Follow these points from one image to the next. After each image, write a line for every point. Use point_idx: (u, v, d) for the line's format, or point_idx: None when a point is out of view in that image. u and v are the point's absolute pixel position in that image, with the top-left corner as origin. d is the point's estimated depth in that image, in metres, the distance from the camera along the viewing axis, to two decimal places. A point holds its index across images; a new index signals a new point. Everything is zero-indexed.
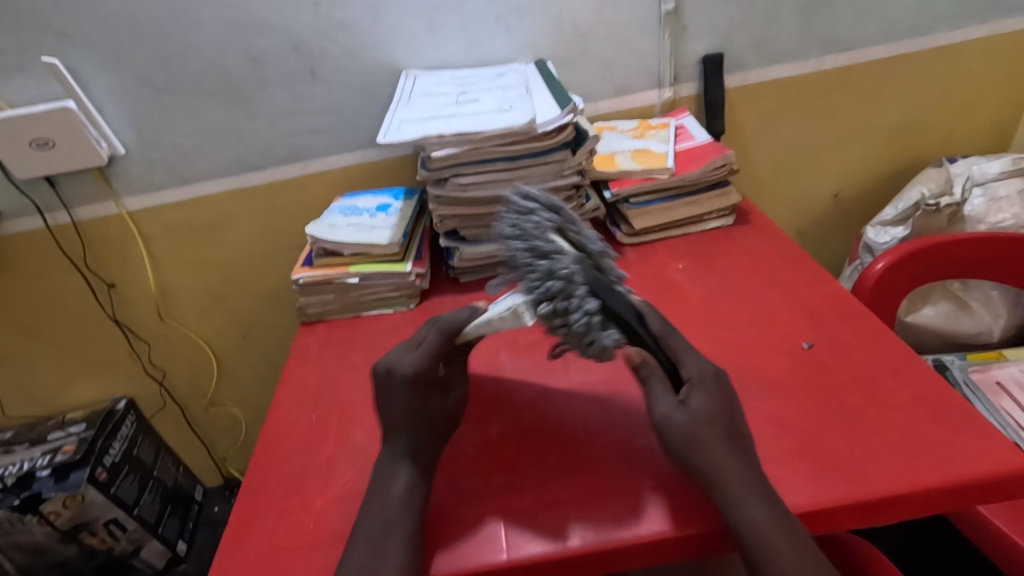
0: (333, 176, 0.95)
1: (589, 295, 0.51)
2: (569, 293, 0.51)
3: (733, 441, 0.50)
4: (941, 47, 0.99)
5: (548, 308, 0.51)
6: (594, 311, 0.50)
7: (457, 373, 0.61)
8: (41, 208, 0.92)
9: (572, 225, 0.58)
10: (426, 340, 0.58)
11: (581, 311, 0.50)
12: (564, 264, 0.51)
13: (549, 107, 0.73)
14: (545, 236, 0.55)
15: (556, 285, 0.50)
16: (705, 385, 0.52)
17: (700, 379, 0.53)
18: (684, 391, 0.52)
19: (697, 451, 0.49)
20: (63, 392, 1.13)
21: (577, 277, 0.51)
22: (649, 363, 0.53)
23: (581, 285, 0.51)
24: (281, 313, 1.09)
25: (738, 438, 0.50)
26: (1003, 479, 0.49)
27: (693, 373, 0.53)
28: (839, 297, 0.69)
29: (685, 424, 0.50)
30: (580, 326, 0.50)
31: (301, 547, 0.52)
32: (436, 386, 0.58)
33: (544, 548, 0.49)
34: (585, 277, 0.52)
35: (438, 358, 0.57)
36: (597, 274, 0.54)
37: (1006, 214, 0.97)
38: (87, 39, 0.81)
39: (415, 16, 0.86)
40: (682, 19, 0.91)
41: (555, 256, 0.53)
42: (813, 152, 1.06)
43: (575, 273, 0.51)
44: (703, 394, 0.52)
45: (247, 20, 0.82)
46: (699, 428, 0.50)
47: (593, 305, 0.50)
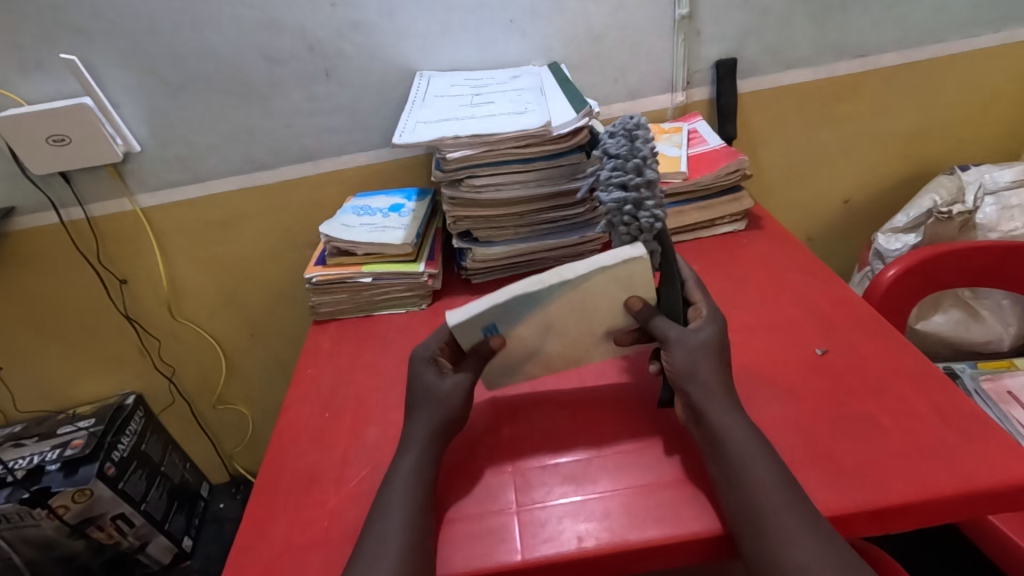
0: (345, 176, 0.96)
1: (659, 205, 0.55)
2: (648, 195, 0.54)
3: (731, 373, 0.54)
4: (955, 55, 0.99)
5: (622, 202, 0.54)
6: (659, 217, 0.54)
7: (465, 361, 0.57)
8: (56, 203, 0.93)
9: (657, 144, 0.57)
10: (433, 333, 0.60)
11: (649, 213, 0.54)
12: (657, 169, 0.54)
13: (564, 110, 0.73)
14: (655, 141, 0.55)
15: (639, 179, 0.53)
16: (715, 321, 0.56)
17: (711, 317, 0.56)
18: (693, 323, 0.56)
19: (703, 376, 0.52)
20: (73, 387, 1.13)
21: (659, 190, 0.54)
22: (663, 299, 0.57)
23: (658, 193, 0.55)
24: (291, 311, 1.09)
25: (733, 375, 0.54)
26: (1016, 488, 0.49)
27: (704, 312, 0.56)
28: (851, 304, 0.69)
29: (693, 346, 0.53)
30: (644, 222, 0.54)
31: (315, 545, 0.53)
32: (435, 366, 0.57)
33: (556, 549, 0.49)
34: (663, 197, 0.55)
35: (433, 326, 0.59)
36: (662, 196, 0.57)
37: (1018, 223, 0.97)
38: (106, 36, 0.81)
39: (431, 18, 0.86)
40: (695, 23, 0.91)
41: (649, 158, 0.54)
42: (825, 158, 1.06)
43: (658, 184, 0.54)
44: (712, 329, 0.55)
45: (263, 20, 0.83)
46: (701, 355, 0.53)
47: (662, 214, 0.54)
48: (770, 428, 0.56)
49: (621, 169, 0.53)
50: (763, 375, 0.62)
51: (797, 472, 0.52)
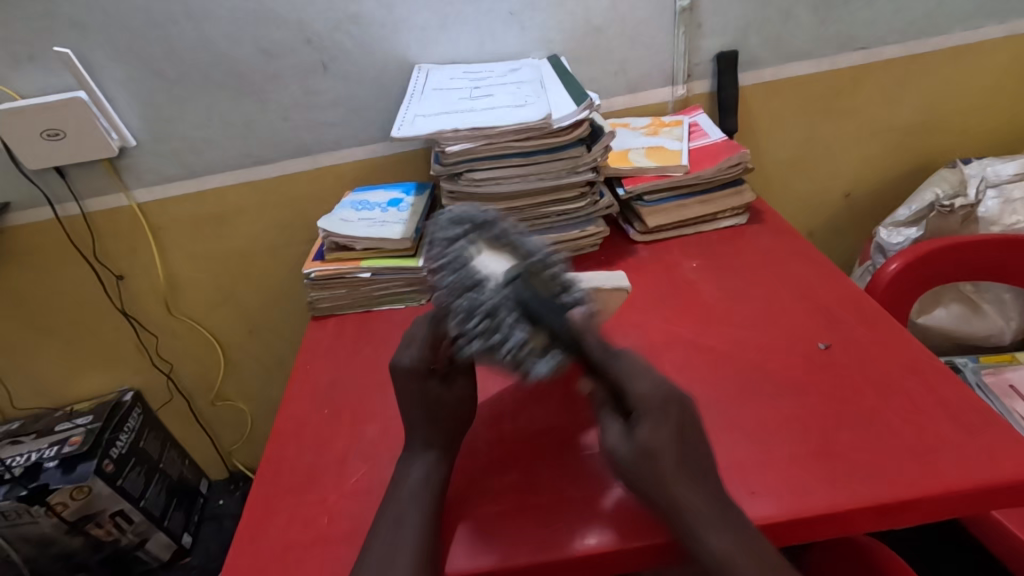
0: (344, 170, 0.95)
1: (520, 320, 0.47)
2: (497, 327, 0.48)
3: (688, 468, 0.46)
4: (958, 47, 0.98)
5: (478, 347, 0.49)
6: (521, 337, 0.47)
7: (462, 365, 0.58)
8: (51, 199, 0.92)
9: (501, 236, 0.54)
10: (416, 335, 0.58)
11: (509, 342, 0.47)
12: (484, 294, 0.49)
13: (565, 103, 0.72)
14: (471, 263, 0.53)
15: (479, 319, 0.49)
16: (652, 415, 0.46)
17: (650, 409, 0.47)
18: (633, 419, 0.47)
19: (652, 479, 0.44)
20: (70, 384, 1.12)
21: (505, 304, 0.48)
22: (601, 394, 0.49)
23: (510, 313, 0.48)
24: (290, 307, 1.08)
25: (697, 460, 0.46)
26: (1022, 483, 0.49)
27: (642, 402, 0.47)
28: (855, 298, 0.69)
29: (630, 457, 0.45)
30: (504, 356, 0.48)
31: (315, 542, 0.52)
32: (437, 376, 0.57)
33: (560, 547, 0.48)
34: (517, 301, 0.48)
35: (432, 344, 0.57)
36: (532, 291, 0.48)
37: (1020, 217, 0.95)
38: (100, 29, 0.80)
39: (429, 10, 0.85)
40: (696, 15, 0.90)
41: (482, 286, 0.50)
42: (826, 152, 1.06)
43: (500, 304, 0.48)
44: (652, 425, 0.46)
45: (260, 12, 0.82)
46: (645, 462, 0.44)
47: (518, 335, 0.46)
48: (773, 422, 0.56)
49: (467, 315, 0.50)
50: (766, 370, 0.62)
51: (802, 467, 0.52)
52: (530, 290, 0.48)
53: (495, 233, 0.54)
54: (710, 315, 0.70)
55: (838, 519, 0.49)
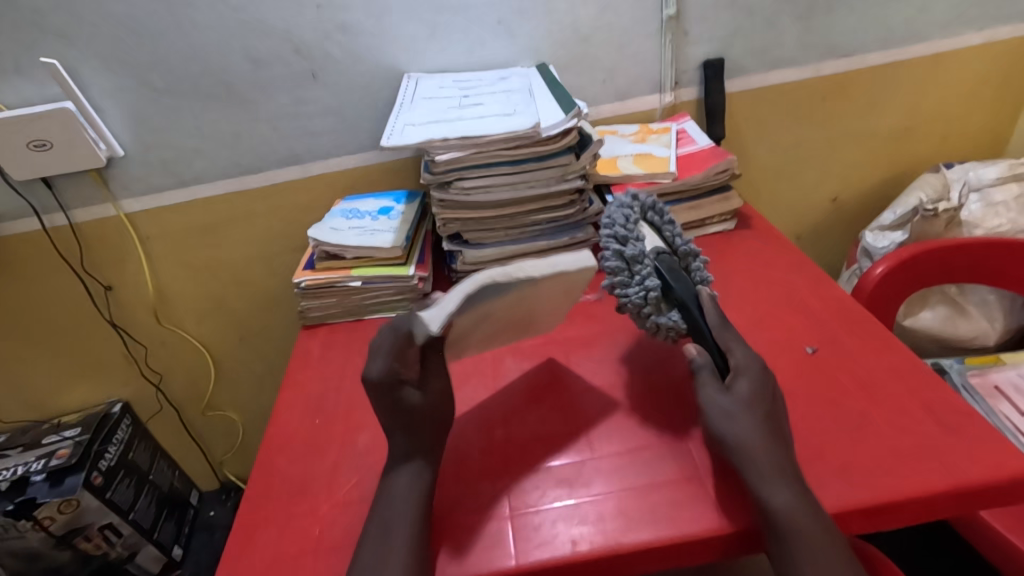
0: (334, 179, 0.95)
1: (653, 275, 0.58)
2: (634, 271, 0.59)
3: (773, 428, 0.51)
4: (940, 54, 1.00)
5: (612, 279, 0.59)
6: (653, 288, 0.57)
7: (435, 367, 0.56)
8: (38, 209, 0.91)
9: (669, 224, 0.63)
10: (381, 345, 0.55)
11: (642, 287, 0.57)
12: (637, 248, 0.59)
13: (553, 111, 0.72)
14: (637, 226, 0.62)
15: (620, 263, 0.59)
16: (749, 373, 0.54)
17: (745, 367, 0.54)
18: (729, 378, 0.54)
19: (736, 435, 0.50)
20: (57, 396, 1.11)
21: (644, 261, 0.59)
22: (704, 358, 0.54)
23: (649, 266, 0.58)
24: (280, 316, 1.08)
25: (778, 431, 0.51)
26: (1004, 483, 0.50)
27: (739, 362, 0.54)
28: (841, 302, 0.70)
29: (728, 404, 0.51)
30: (636, 300, 0.57)
31: (307, 552, 0.52)
32: (409, 383, 0.55)
33: (551, 553, 0.49)
34: (663, 266, 0.59)
35: (394, 357, 0.54)
36: (672, 262, 0.59)
37: (1003, 219, 0.98)
38: (86, 40, 0.80)
39: (418, 19, 0.85)
40: (683, 24, 0.91)
41: (635, 240, 0.60)
42: (812, 157, 1.07)
43: (641, 256, 0.58)
44: (747, 381, 0.53)
45: (248, 21, 0.82)
46: (735, 417, 0.51)
47: (654, 284, 0.57)
48: None
49: (613, 251, 0.59)
50: None
51: None
52: (671, 260, 0.60)
53: (659, 218, 0.64)
54: None
55: (826, 522, 0.49)
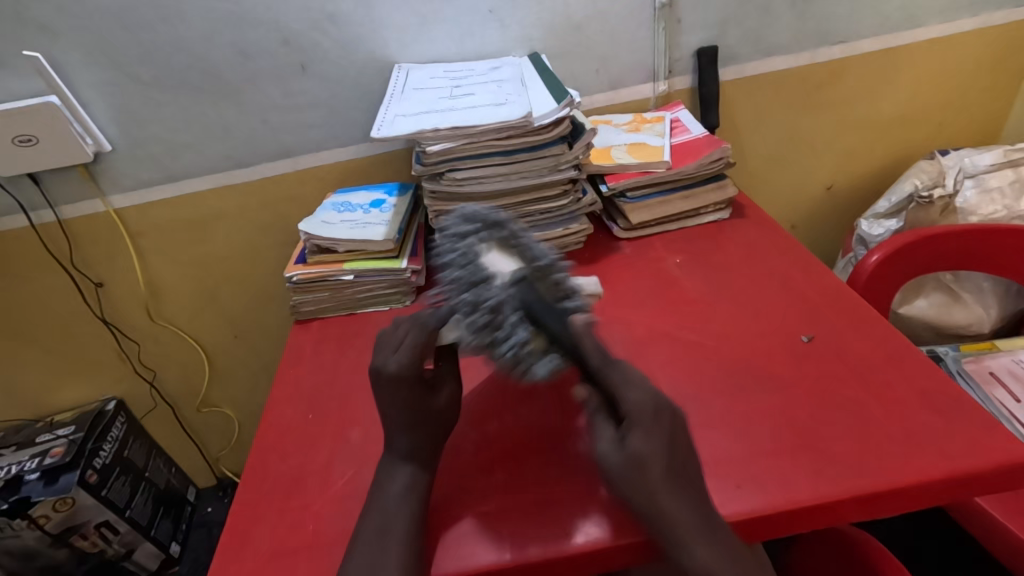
0: (325, 172, 0.94)
1: (521, 323, 0.50)
2: (498, 325, 0.51)
3: (678, 478, 0.46)
4: (934, 39, 0.99)
5: (471, 332, 0.52)
6: (522, 341, 0.50)
7: (448, 372, 0.59)
8: (26, 206, 0.90)
9: (516, 239, 0.57)
10: (406, 339, 0.56)
11: (510, 342, 0.50)
12: (490, 294, 0.52)
13: (545, 100, 0.72)
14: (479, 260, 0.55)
15: (483, 318, 0.51)
16: (643, 423, 0.47)
17: (640, 416, 0.47)
18: (624, 427, 0.48)
19: (638, 492, 0.45)
20: (50, 394, 1.11)
21: (508, 305, 0.51)
22: (595, 400, 0.50)
23: (513, 313, 0.51)
24: (274, 310, 1.07)
25: (682, 467, 0.47)
26: (1000, 471, 0.50)
27: (632, 409, 0.48)
28: (836, 290, 0.69)
29: (620, 466, 0.46)
30: (507, 357, 0.50)
31: (301, 548, 0.52)
32: (425, 385, 0.56)
33: (547, 545, 0.48)
34: (521, 302, 0.51)
35: (421, 353, 0.56)
36: (532, 293, 0.51)
37: (998, 206, 0.98)
38: (71, 33, 0.79)
39: (408, 9, 0.84)
40: (676, 11, 0.90)
41: (485, 283, 0.53)
42: (807, 146, 1.07)
43: (504, 302, 0.51)
44: (642, 433, 0.47)
45: (235, 13, 0.81)
46: (635, 473, 0.45)
47: (522, 336, 0.49)
48: (758, 415, 0.56)
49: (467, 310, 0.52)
50: (751, 363, 0.62)
51: (787, 460, 0.52)
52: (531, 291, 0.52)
53: (503, 235, 0.57)
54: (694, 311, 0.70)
55: (822, 511, 0.49)
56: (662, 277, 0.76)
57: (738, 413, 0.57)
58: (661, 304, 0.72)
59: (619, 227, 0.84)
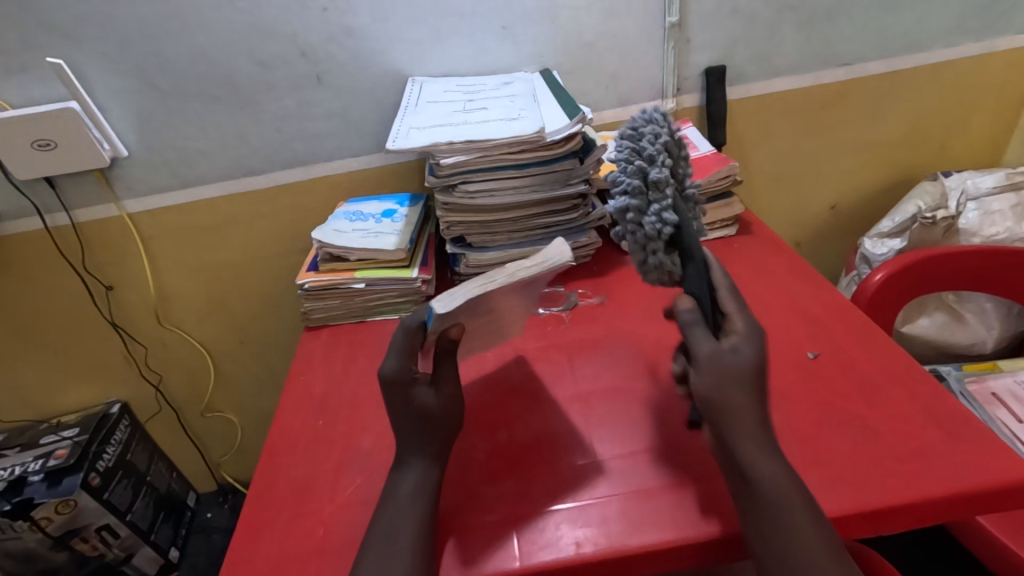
0: (337, 181, 0.95)
1: (671, 207, 0.52)
2: (653, 196, 0.52)
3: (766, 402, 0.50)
4: (938, 63, 1.01)
5: (626, 208, 0.52)
6: (670, 222, 0.51)
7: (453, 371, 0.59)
8: (40, 209, 0.91)
9: (682, 150, 0.55)
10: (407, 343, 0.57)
11: (656, 217, 0.51)
12: (656, 214, 0.51)
13: (558, 116, 0.73)
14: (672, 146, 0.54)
15: (658, 240, 0.52)
16: (750, 338, 0.51)
17: (747, 332, 0.51)
18: (726, 338, 0.51)
19: (731, 414, 0.48)
20: (55, 396, 1.11)
21: (669, 188, 0.52)
22: (694, 309, 0.52)
23: (668, 196, 0.51)
24: (281, 316, 1.08)
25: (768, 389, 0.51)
26: (1005, 489, 0.50)
27: (737, 326, 0.52)
28: (842, 309, 0.70)
29: (730, 366, 0.49)
30: (648, 229, 0.51)
31: (311, 553, 0.52)
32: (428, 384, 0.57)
33: (555, 555, 0.49)
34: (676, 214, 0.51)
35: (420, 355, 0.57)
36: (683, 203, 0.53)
37: (1001, 228, 0.99)
38: (93, 41, 0.80)
39: (423, 23, 0.86)
40: (686, 31, 0.92)
41: (661, 163, 0.52)
42: (811, 165, 1.08)
43: (669, 225, 0.51)
44: (750, 347, 0.50)
45: (254, 24, 0.82)
46: (726, 386, 0.49)
47: (671, 218, 0.51)
48: None
49: (637, 188, 0.51)
50: None
51: (794, 475, 0.53)
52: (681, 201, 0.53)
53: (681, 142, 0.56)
54: None
55: (829, 526, 0.50)
56: (669, 291, 0.77)
57: None
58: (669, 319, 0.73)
59: None
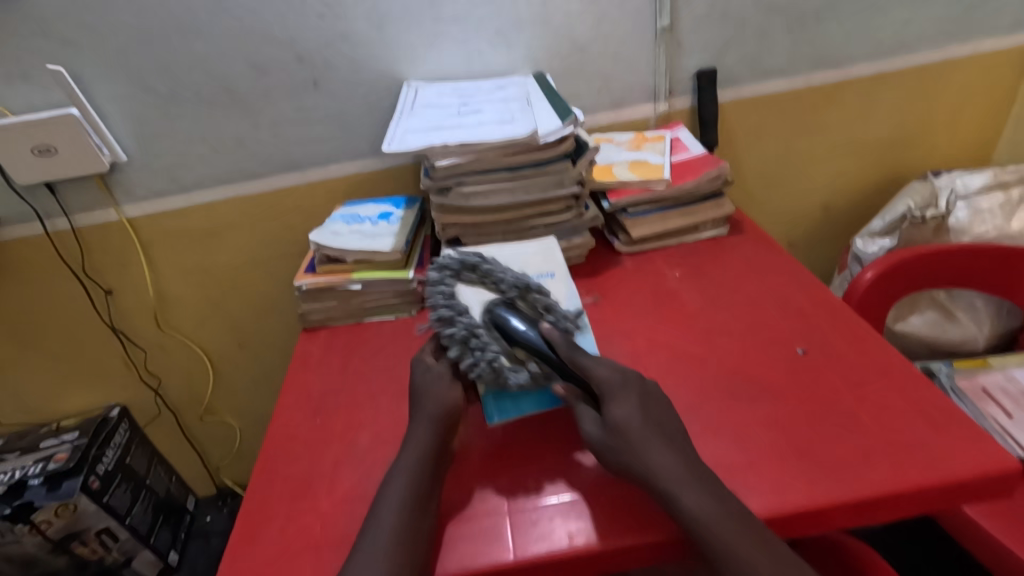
0: (334, 185, 0.97)
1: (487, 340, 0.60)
2: (474, 344, 0.60)
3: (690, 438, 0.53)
4: (924, 65, 1.02)
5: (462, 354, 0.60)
6: (494, 355, 0.59)
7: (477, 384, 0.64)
8: (41, 214, 0.92)
9: (489, 271, 0.67)
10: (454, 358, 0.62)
11: (486, 358, 0.59)
12: (463, 325, 0.61)
13: (550, 118, 0.74)
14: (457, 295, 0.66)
15: (457, 348, 0.60)
16: (613, 394, 0.55)
17: (614, 385, 0.56)
18: (603, 406, 0.55)
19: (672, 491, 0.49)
20: (56, 400, 1.12)
21: (477, 329, 0.61)
22: (573, 393, 0.57)
23: (481, 337, 0.60)
24: (280, 319, 1.09)
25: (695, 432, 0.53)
26: (988, 479, 0.51)
27: (603, 385, 0.56)
28: (831, 305, 0.71)
29: (606, 442, 0.53)
30: (485, 370, 0.59)
31: (309, 548, 0.53)
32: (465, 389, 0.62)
33: (549, 548, 0.50)
34: (493, 329, 0.61)
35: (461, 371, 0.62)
36: (507, 318, 0.62)
37: (989, 226, 1.01)
38: (93, 48, 0.81)
39: (418, 29, 0.87)
40: (676, 35, 0.93)
41: (462, 315, 0.63)
42: (803, 166, 1.09)
43: (471, 332, 0.61)
44: (619, 407, 0.54)
45: (251, 30, 0.84)
46: (618, 442, 0.52)
47: (492, 351, 0.59)
48: (752, 423, 0.58)
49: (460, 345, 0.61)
50: (748, 374, 0.64)
51: (782, 466, 0.54)
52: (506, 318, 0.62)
53: (475, 273, 0.68)
54: (693, 323, 0.72)
55: (817, 516, 0.51)
56: (662, 289, 0.78)
57: (734, 421, 0.59)
58: (661, 317, 0.74)
59: (620, 241, 0.86)
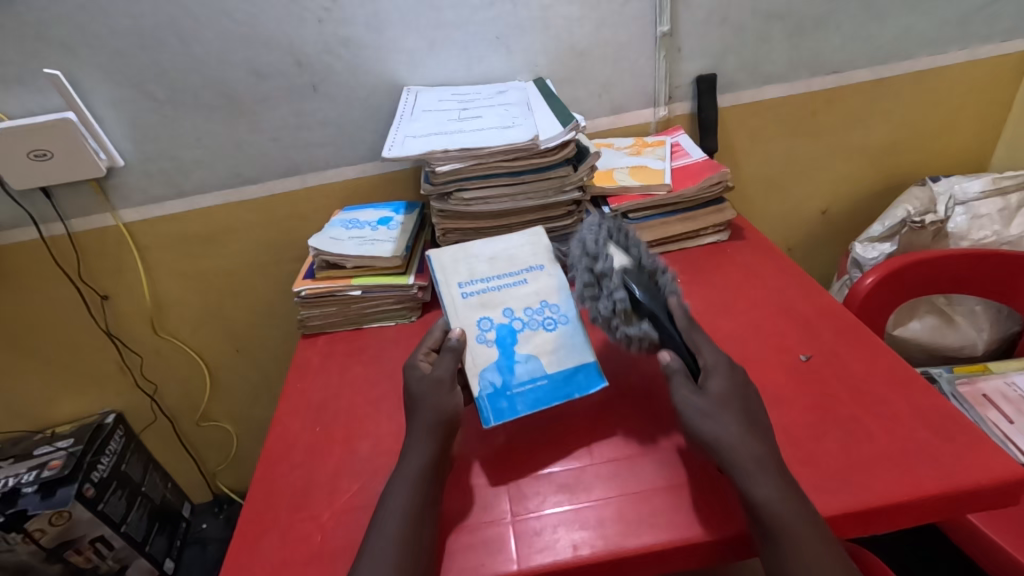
0: (333, 190, 0.96)
1: (622, 287, 0.60)
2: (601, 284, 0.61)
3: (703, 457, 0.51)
4: (922, 71, 1.03)
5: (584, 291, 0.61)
6: (620, 298, 0.59)
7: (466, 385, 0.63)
8: (36, 218, 0.91)
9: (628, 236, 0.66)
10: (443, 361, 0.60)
11: (609, 299, 0.59)
12: (604, 264, 0.61)
13: (551, 124, 0.74)
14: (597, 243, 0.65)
15: (588, 278, 0.61)
16: (720, 372, 0.55)
17: (716, 366, 0.56)
18: (703, 378, 0.55)
19: None
20: (51, 406, 1.11)
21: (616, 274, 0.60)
22: (678, 361, 0.57)
23: (619, 283, 0.60)
24: (277, 324, 1.08)
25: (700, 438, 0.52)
26: (993, 487, 0.51)
27: (710, 362, 0.56)
28: (834, 311, 0.71)
29: (707, 404, 0.53)
30: (603, 311, 0.59)
31: (309, 559, 0.52)
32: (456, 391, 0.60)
33: (553, 558, 0.49)
34: (631, 280, 0.60)
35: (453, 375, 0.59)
36: (645, 278, 0.61)
37: (988, 232, 1.01)
38: (90, 53, 0.81)
39: (417, 34, 0.87)
40: (677, 40, 0.93)
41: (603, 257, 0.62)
42: (802, 171, 1.09)
43: (609, 272, 0.61)
44: (718, 382, 0.54)
45: (250, 35, 0.83)
46: (721, 410, 0.52)
47: (620, 296, 0.59)
48: None
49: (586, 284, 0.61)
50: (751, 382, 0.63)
51: None
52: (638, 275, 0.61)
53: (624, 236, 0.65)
54: None
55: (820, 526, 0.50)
56: None
57: None
58: None
59: None
